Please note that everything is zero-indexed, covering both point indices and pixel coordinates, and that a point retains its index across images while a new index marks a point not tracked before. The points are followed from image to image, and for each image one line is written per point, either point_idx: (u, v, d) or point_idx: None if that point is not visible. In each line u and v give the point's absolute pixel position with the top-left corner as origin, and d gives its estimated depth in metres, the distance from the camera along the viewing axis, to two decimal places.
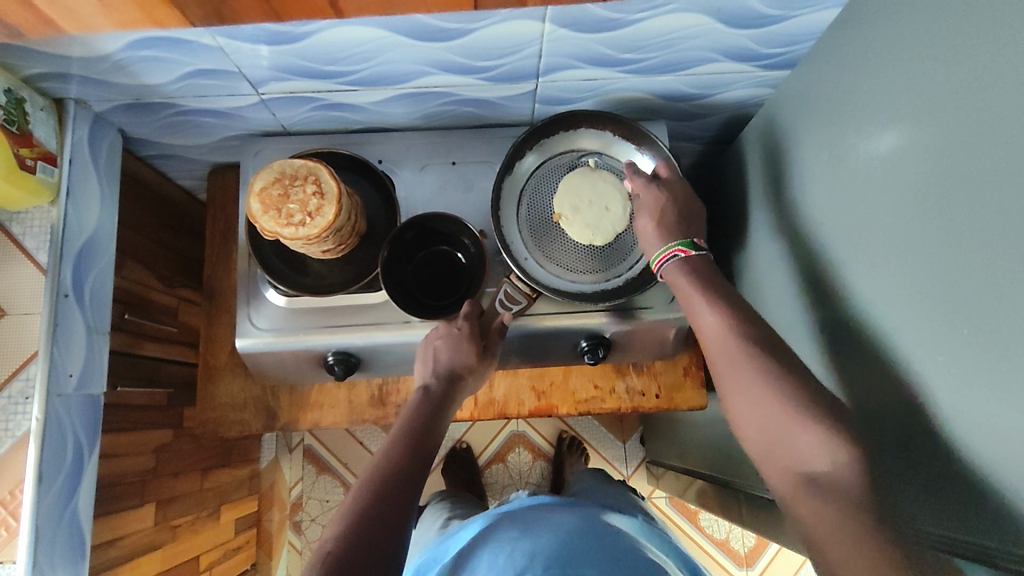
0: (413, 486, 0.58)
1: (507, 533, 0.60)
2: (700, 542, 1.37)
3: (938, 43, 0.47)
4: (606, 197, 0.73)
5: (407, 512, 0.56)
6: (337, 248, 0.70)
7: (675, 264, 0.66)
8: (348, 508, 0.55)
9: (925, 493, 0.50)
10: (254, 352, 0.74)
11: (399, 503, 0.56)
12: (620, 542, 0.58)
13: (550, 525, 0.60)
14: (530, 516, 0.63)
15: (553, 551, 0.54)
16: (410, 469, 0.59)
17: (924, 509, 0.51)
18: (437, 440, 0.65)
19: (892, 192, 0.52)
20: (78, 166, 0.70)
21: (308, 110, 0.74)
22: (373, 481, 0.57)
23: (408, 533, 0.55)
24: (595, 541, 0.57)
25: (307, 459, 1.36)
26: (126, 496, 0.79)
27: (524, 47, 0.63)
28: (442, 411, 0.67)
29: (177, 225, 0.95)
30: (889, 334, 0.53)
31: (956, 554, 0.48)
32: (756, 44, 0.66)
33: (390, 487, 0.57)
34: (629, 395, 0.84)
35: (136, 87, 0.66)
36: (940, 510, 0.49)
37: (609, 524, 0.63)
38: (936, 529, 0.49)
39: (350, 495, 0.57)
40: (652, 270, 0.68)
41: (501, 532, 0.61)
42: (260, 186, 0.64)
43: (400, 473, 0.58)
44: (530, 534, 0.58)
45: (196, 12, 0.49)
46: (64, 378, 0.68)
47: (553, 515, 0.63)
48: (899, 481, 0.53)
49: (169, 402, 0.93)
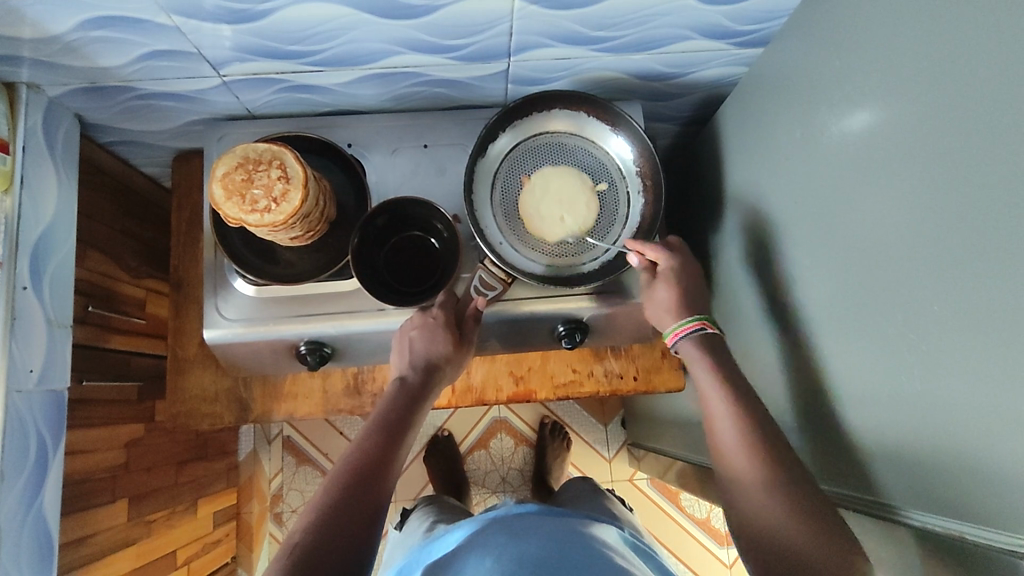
0: (386, 480, 0.57)
1: (492, 539, 0.59)
2: (680, 521, 1.38)
3: (911, 14, 0.46)
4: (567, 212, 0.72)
5: (378, 508, 0.55)
6: (306, 235, 0.69)
7: (695, 339, 0.65)
8: (318, 503, 0.54)
9: (893, 469, 0.51)
10: (224, 344, 0.73)
11: (373, 492, 0.55)
12: (598, 551, 0.57)
13: (537, 533, 0.59)
14: (517, 521, 0.62)
15: (540, 558, 0.54)
16: (385, 459, 0.58)
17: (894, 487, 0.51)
18: (413, 428, 0.64)
19: (863, 169, 0.52)
20: (32, 153, 0.67)
21: (272, 92, 0.72)
22: (344, 475, 0.56)
23: (381, 525, 0.55)
24: (577, 549, 0.56)
25: (287, 450, 1.34)
26: (96, 492, 0.78)
27: (493, 25, 0.61)
28: (420, 401, 0.66)
29: (142, 214, 0.92)
30: (864, 313, 0.52)
31: (917, 529, 0.48)
32: (730, 22, 0.65)
33: (361, 482, 0.56)
34: (607, 378, 0.84)
35: (90, 69, 0.64)
36: (905, 486, 0.49)
37: (591, 533, 0.62)
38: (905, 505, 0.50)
39: (320, 490, 0.55)
40: (668, 343, 0.67)
41: (489, 538, 0.60)
42: (222, 171, 0.62)
43: (373, 466, 0.57)
44: (518, 540, 0.58)
45: None
46: (24, 374, 0.65)
47: (538, 521, 0.62)
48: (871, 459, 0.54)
49: (139, 396, 0.90)
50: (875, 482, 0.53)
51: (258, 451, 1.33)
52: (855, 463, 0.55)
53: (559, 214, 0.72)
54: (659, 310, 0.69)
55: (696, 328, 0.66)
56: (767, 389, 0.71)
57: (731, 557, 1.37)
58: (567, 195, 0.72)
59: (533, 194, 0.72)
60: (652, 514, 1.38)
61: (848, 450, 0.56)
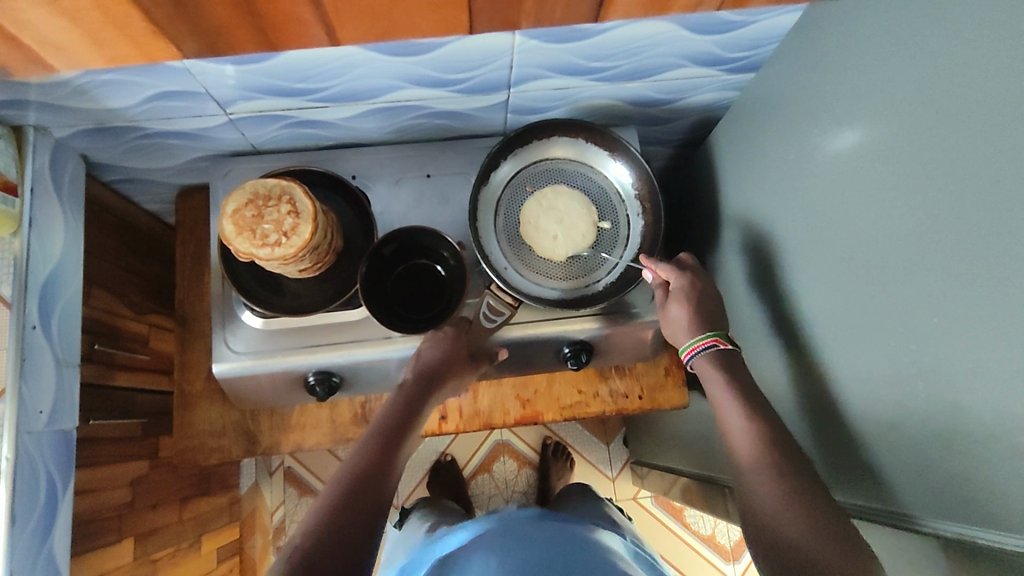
0: (383, 486, 0.59)
1: (489, 537, 0.63)
2: (686, 538, 1.38)
3: (897, 40, 0.48)
4: (560, 235, 0.74)
5: (377, 513, 0.57)
6: (315, 266, 0.70)
7: (711, 355, 0.66)
8: (318, 508, 0.56)
9: (903, 475, 0.52)
10: (233, 377, 0.73)
11: (371, 497, 0.57)
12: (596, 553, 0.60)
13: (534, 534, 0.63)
14: (514, 522, 0.65)
15: (538, 562, 0.57)
16: (381, 469, 0.60)
17: (907, 496, 0.53)
18: (409, 440, 0.66)
19: (857, 188, 0.54)
20: (40, 194, 0.67)
21: (278, 128, 0.73)
22: (343, 481, 0.58)
23: (378, 536, 0.56)
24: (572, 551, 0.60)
25: (287, 482, 1.35)
26: (102, 532, 0.77)
27: (495, 59, 0.63)
28: (421, 410, 0.68)
29: (145, 250, 0.93)
30: (868, 327, 0.54)
31: (934, 536, 0.50)
32: (721, 50, 0.67)
33: (360, 488, 0.58)
34: (612, 398, 0.85)
35: (98, 111, 0.65)
36: (916, 492, 0.51)
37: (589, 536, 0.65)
38: (916, 512, 0.52)
39: (319, 496, 0.58)
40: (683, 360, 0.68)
41: (485, 537, 0.64)
42: (233, 208, 0.63)
43: (372, 473, 0.59)
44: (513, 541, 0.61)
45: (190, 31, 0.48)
46: (34, 415, 0.65)
47: (532, 522, 0.65)
48: (881, 469, 0.55)
49: (143, 432, 0.90)
50: (894, 489, 0.54)
51: (259, 484, 1.32)
52: (872, 473, 0.57)
53: (552, 230, 0.74)
54: (675, 329, 0.70)
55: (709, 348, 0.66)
56: (774, 402, 0.73)
57: (738, 572, 1.37)
58: (569, 226, 0.74)
59: (540, 210, 0.75)
60: (657, 531, 1.38)
61: (862, 460, 0.57)
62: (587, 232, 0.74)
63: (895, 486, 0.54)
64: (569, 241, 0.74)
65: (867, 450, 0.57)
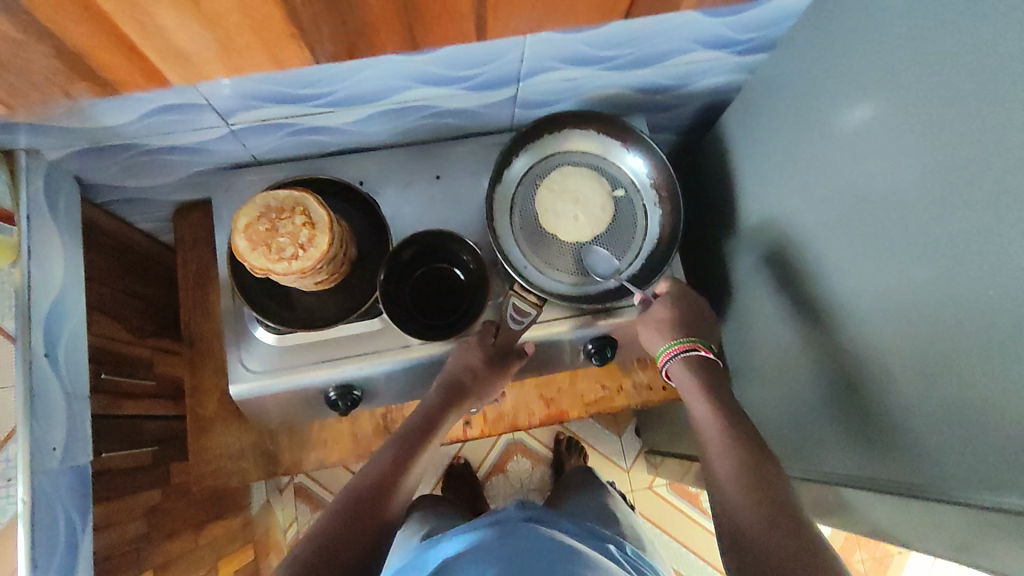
0: (393, 503, 0.60)
1: (482, 550, 0.60)
2: (704, 524, 1.38)
3: (930, 11, 0.47)
4: (579, 217, 0.73)
5: (384, 528, 0.58)
6: (331, 278, 0.67)
7: (678, 366, 0.70)
8: (327, 515, 0.57)
9: (938, 448, 0.51)
10: (250, 398, 0.70)
11: (379, 513, 0.58)
12: (587, 567, 0.57)
13: (527, 546, 0.59)
14: (511, 531, 0.62)
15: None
16: (392, 483, 0.61)
17: (939, 467, 0.51)
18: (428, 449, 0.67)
19: (887, 163, 0.53)
20: (36, 221, 0.64)
21: (281, 136, 0.71)
22: (354, 494, 0.59)
23: (383, 542, 0.57)
24: (565, 566, 0.56)
25: (299, 497, 1.34)
26: (123, 568, 0.74)
27: (506, 52, 0.62)
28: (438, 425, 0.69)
29: (143, 271, 0.89)
30: (900, 302, 0.53)
31: (971, 508, 0.48)
32: (732, 32, 0.66)
33: (371, 502, 0.59)
34: (637, 391, 0.84)
35: (93, 130, 0.62)
36: (954, 464, 0.49)
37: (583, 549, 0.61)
38: (952, 483, 0.50)
39: (329, 505, 0.59)
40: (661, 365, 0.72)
41: (480, 549, 0.61)
42: (245, 223, 0.61)
43: (385, 489, 0.60)
44: (507, 555, 0.58)
45: (326, 45, 0.49)
46: (47, 452, 0.62)
47: (526, 532, 0.62)
48: (912, 442, 0.54)
49: (155, 460, 0.87)
50: (925, 465, 0.53)
51: (270, 502, 1.29)
52: (903, 453, 0.55)
53: (571, 213, 0.73)
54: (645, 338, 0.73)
55: (684, 349, 0.69)
56: (800, 387, 0.72)
57: None
58: (587, 209, 0.73)
59: (556, 196, 0.73)
60: (675, 519, 1.38)
61: (894, 438, 0.56)
62: (604, 215, 0.74)
63: (924, 458, 0.53)
64: (587, 225, 0.73)
65: (898, 424, 0.55)
